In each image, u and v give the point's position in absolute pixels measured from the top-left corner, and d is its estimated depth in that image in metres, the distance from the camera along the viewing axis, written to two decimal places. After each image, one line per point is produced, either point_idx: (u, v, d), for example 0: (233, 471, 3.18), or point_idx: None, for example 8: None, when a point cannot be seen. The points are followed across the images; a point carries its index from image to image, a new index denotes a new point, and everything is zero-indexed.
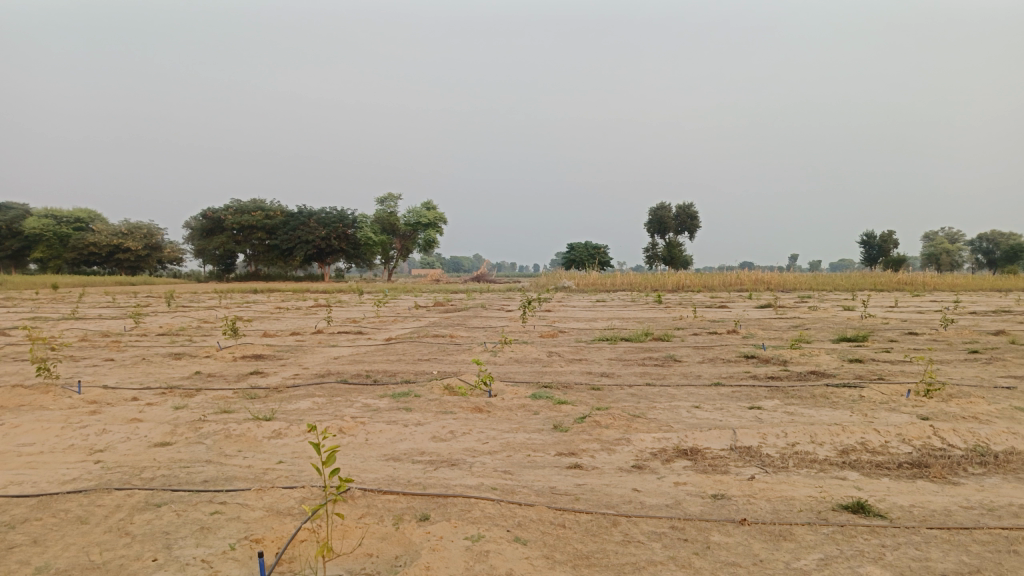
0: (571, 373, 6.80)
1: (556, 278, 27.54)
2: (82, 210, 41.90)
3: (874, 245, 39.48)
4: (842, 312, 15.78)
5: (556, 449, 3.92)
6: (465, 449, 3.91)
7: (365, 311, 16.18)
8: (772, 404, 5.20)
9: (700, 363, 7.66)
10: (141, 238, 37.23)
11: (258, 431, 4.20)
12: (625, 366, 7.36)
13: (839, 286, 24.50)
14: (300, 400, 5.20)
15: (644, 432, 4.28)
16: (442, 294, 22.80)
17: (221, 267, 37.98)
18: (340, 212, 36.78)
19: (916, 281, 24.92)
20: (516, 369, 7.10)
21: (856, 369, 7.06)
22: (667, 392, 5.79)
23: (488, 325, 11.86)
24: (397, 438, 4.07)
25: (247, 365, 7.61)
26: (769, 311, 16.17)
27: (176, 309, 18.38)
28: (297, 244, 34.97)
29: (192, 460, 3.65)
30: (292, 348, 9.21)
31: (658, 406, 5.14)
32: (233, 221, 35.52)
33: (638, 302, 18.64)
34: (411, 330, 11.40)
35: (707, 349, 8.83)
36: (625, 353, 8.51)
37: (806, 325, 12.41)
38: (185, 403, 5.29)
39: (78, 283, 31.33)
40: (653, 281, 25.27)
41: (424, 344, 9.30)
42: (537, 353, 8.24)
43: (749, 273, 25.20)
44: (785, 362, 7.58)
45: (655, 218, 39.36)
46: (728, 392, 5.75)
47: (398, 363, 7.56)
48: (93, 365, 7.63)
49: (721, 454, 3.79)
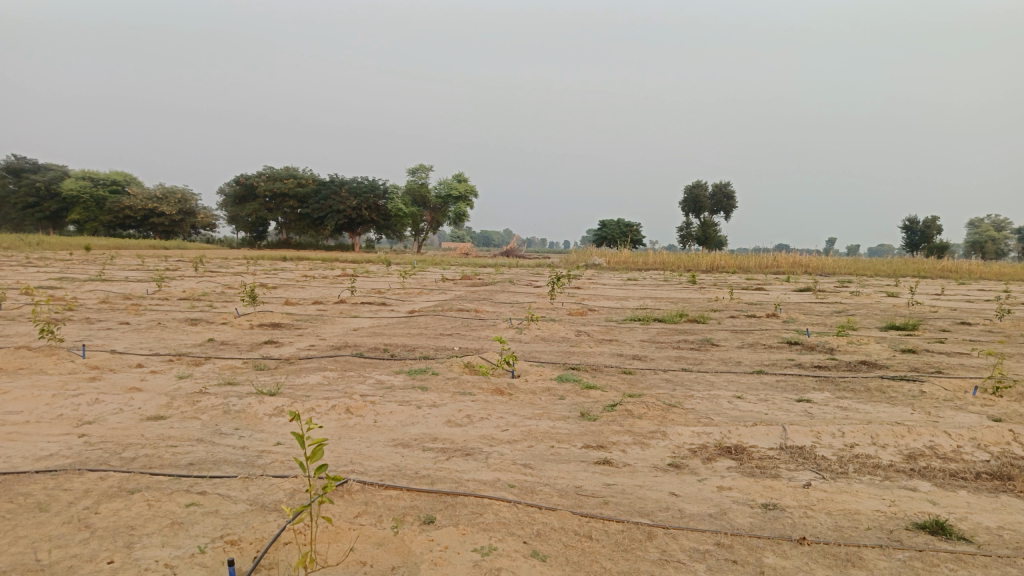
0: (601, 355, 6.39)
1: (587, 254, 27.03)
2: (119, 174, 42.31)
3: (917, 231, 38.22)
4: (886, 299, 15.08)
5: (582, 441, 3.52)
6: (482, 437, 3.53)
7: (391, 283, 15.86)
8: (822, 397, 4.74)
9: (739, 348, 7.17)
10: (176, 203, 37.43)
11: (258, 407, 3.86)
12: (659, 349, 6.91)
13: (880, 271, 23.65)
14: (310, 374, 4.86)
15: (682, 425, 3.85)
16: (470, 268, 22.49)
17: (253, 234, 38.06)
18: (372, 182, 36.57)
19: (962, 269, 23.93)
20: (542, 347, 6.71)
21: (911, 361, 6.53)
22: (705, 379, 5.35)
23: (515, 301, 11.46)
24: (408, 421, 3.70)
25: (264, 334, 7.31)
26: (807, 295, 15.54)
27: (204, 274, 18.29)
28: (328, 213, 34.89)
29: (182, 439, 3.33)
30: (312, 317, 8.90)
31: (696, 395, 4.71)
32: (266, 188, 35.49)
33: (670, 281, 18.09)
34: (436, 303, 11.06)
35: (746, 333, 8.34)
36: (658, 334, 8.06)
37: (850, 311, 11.80)
38: (190, 373, 4.99)
39: (112, 245, 31.60)
40: (686, 260, 24.65)
41: (447, 318, 8.94)
42: (565, 331, 7.83)
43: (785, 256, 24.45)
44: (831, 350, 7.07)
45: (690, 196, 38.48)
46: (771, 382, 5.29)
47: (419, 337, 7.20)
48: (106, 329, 7.41)
49: (770, 454, 3.36)
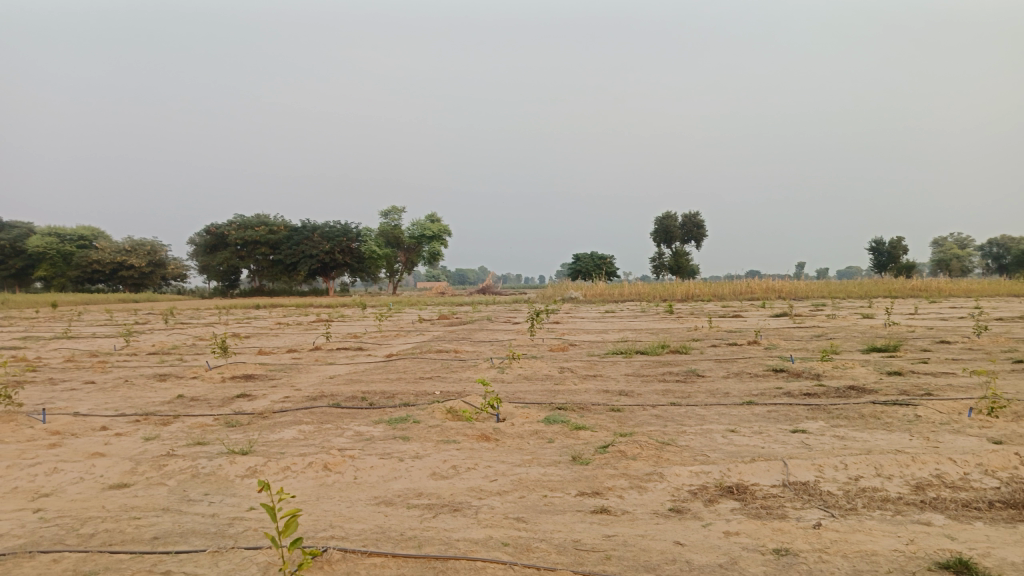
0: (586, 392, 6.22)
1: (563, 288, 27.00)
2: (86, 227, 41.67)
3: (884, 252, 38.86)
4: (863, 320, 15.15)
5: (577, 488, 3.33)
6: (471, 490, 3.33)
7: (367, 326, 15.59)
8: (817, 426, 4.61)
9: (726, 378, 7.05)
10: (145, 254, 36.83)
11: (230, 469, 3.63)
12: (645, 383, 6.76)
13: (853, 293, 23.88)
14: (285, 428, 4.63)
15: (678, 464, 3.69)
16: (446, 307, 22.29)
17: (225, 283, 37.52)
18: (344, 226, 36.38)
19: (931, 287, 24.26)
20: (526, 387, 6.52)
21: (899, 384, 6.45)
22: (695, 413, 5.20)
23: (494, 339, 11.28)
24: (391, 476, 3.49)
25: (236, 387, 7.04)
26: (785, 320, 15.55)
27: (174, 326, 17.87)
28: (301, 259, 34.55)
29: (147, 509, 3.09)
30: (287, 367, 8.64)
31: (689, 431, 4.55)
32: (236, 236, 35.13)
33: (648, 312, 18.05)
34: (413, 345, 10.84)
35: (730, 362, 8.24)
36: (642, 368, 7.93)
37: (830, 334, 11.78)
38: (157, 434, 4.72)
39: (79, 300, 30.92)
40: (662, 290, 24.68)
41: (426, 360, 8.72)
42: (548, 369, 7.66)
43: (759, 282, 24.60)
44: (818, 376, 6.99)
45: (661, 227, 38.81)
46: (763, 413, 5.15)
47: (398, 382, 6.98)
48: (70, 389, 7.09)
49: (773, 493, 3.21)
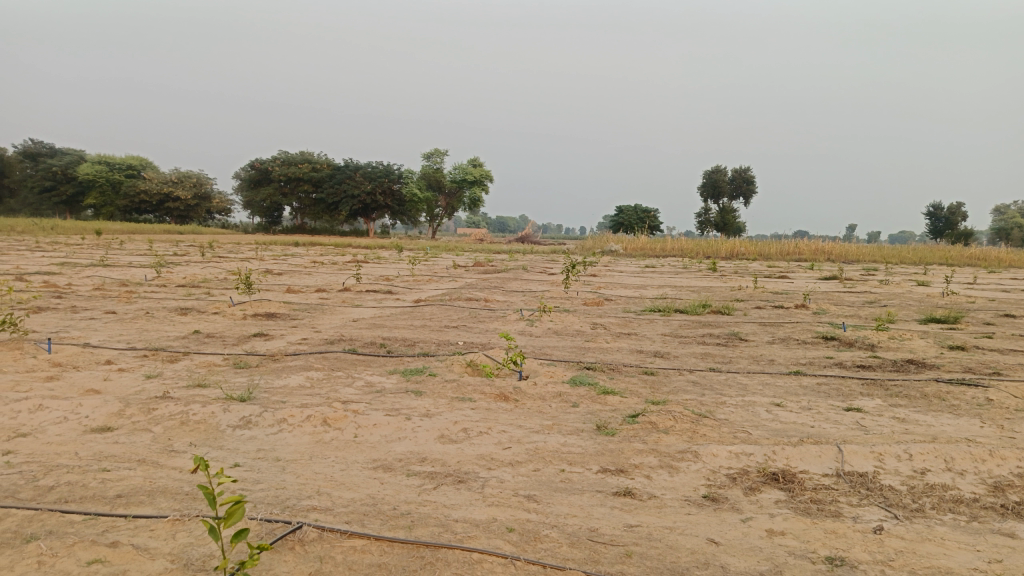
0: (619, 351, 5.81)
1: (604, 240, 26.36)
2: (135, 158, 42.05)
3: (941, 218, 37.12)
4: (918, 288, 14.35)
5: (598, 464, 2.95)
6: (479, 458, 2.97)
7: (401, 270, 15.31)
8: (874, 406, 4.14)
9: (771, 344, 6.56)
10: (191, 187, 37.09)
11: (221, 418, 3.33)
12: (682, 345, 6.32)
13: (906, 258, 22.79)
14: (291, 375, 4.32)
15: (716, 441, 3.28)
16: (484, 254, 21.95)
17: (267, 219, 37.68)
18: (386, 166, 36.00)
19: (990, 256, 23.02)
20: (555, 342, 6.14)
21: (963, 360, 5.89)
22: (737, 382, 4.75)
23: (527, 289, 10.89)
24: (394, 436, 3.15)
25: (255, 325, 6.79)
26: (834, 284, 14.83)
27: (212, 259, 17.87)
28: (342, 198, 34.42)
29: (120, 459, 2.80)
30: (311, 307, 8.38)
31: (729, 403, 4.12)
32: (280, 173, 35.07)
33: (690, 269, 17.44)
34: (444, 292, 10.51)
35: (775, 326, 7.72)
36: (681, 328, 7.46)
37: (882, 302, 11.10)
38: (159, 372, 4.46)
39: (126, 230, 31.31)
40: (705, 247, 23.92)
41: (454, 308, 8.38)
42: (580, 324, 7.25)
43: (808, 243, 23.68)
44: (872, 347, 6.45)
45: (708, 182, 37.57)
46: (811, 386, 4.69)
47: (421, 329, 6.65)
48: (89, 319, 6.90)
49: (825, 484, 2.79)
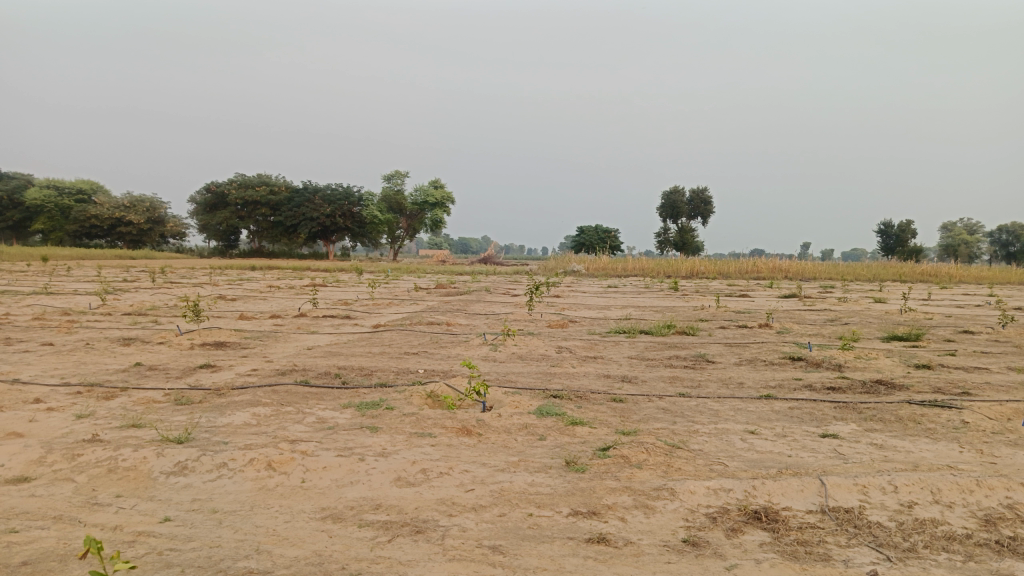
0: (585, 377, 5.62)
1: (566, 260, 26.32)
2: (85, 182, 40.92)
3: (892, 236, 38.01)
4: (876, 305, 14.51)
5: (568, 506, 2.73)
6: (439, 503, 2.73)
7: (360, 293, 14.97)
8: (850, 432, 4.00)
9: (739, 366, 6.43)
10: (144, 211, 36.16)
11: (154, 464, 3.02)
12: (650, 369, 6.15)
13: (862, 275, 23.17)
14: (237, 411, 4.01)
15: (693, 476, 3.08)
16: (446, 276, 21.68)
17: (223, 243, 36.89)
18: (346, 188, 35.61)
19: (942, 272, 23.53)
20: (519, 369, 5.92)
21: (930, 379, 5.83)
22: (708, 408, 4.59)
23: (490, 312, 10.66)
24: (345, 480, 2.89)
25: (203, 356, 6.43)
26: (794, 302, 14.93)
27: (163, 285, 17.30)
28: (301, 221, 33.89)
29: (33, 516, 2.49)
30: (265, 334, 8.03)
31: (702, 431, 3.94)
32: (237, 196, 34.41)
33: (652, 289, 17.42)
34: (404, 316, 10.24)
35: (742, 347, 7.63)
36: (647, 350, 7.31)
37: (843, 319, 11.14)
38: (91, 411, 4.12)
39: (75, 255, 30.31)
40: (666, 266, 24.01)
41: (414, 333, 8.11)
42: (544, 348, 7.05)
43: (766, 261, 23.95)
44: (840, 367, 6.37)
45: (667, 202, 37.93)
46: (784, 411, 4.54)
47: (380, 357, 6.37)
48: (23, 352, 6.47)
49: (810, 523, 2.61)
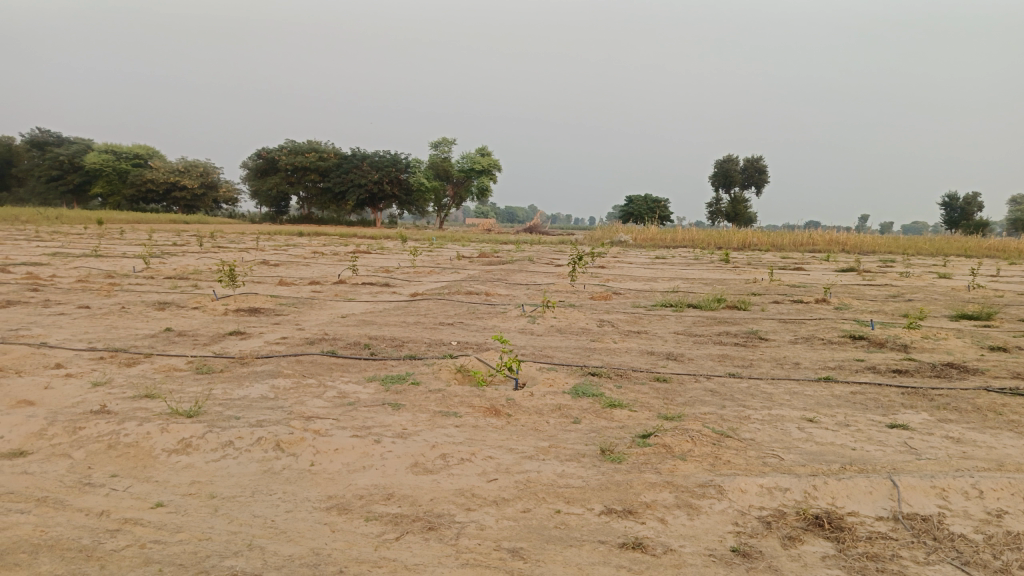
0: (627, 353, 5.28)
1: (613, 230, 25.76)
2: (141, 147, 41.69)
3: (956, 208, 36.28)
4: (940, 281, 13.74)
5: (602, 503, 2.43)
6: (457, 494, 2.45)
7: (402, 261, 14.75)
8: (922, 423, 3.59)
9: (794, 345, 6.00)
10: (198, 176, 36.67)
11: (157, 440, 2.82)
12: (697, 345, 5.78)
13: (923, 249, 22.10)
14: (256, 383, 3.80)
15: (745, 471, 2.74)
16: (491, 245, 21.41)
17: (274, 209, 37.24)
18: (394, 155, 35.48)
19: (1010, 247, 22.27)
20: (557, 343, 5.61)
21: (1008, 364, 5.33)
22: (761, 391, 4.22)
23: (532, 283, 10.34)
24: (358, 465, 2.63)
25: (235, 322, 6.28)
26: (851, 276, 14.23)
27: (211, 250, 17.41)
28: (349, 188, 33.93)
29: (16, 498, 2.30)
30: (300, 301, 7.87)
31: (754, 418, 3.58)
32: (286, 162, 34.62)
33: (702, 260, 16.84)
34: (444, 285, 10.00)
35: (797, 324, 7.17)
36: (695, 325, 6.92)
37: (906, 296, 10.50)
38: (108, 379, 3.96)
39: (132, 219, 30.93)
40: (716, 237, 23.28)
41: (452, 303, 7.86)
42: (585, 321, 6.72)
43: (821, 233, 23.03)
44: (905, 348, 5.89)
45: (719, 171, 36.84)
46: (845, 396, 4.13)
47: (413, 327, 6.13)
48: (58, 314, 6.41)
49: (880, 534, 2.26)
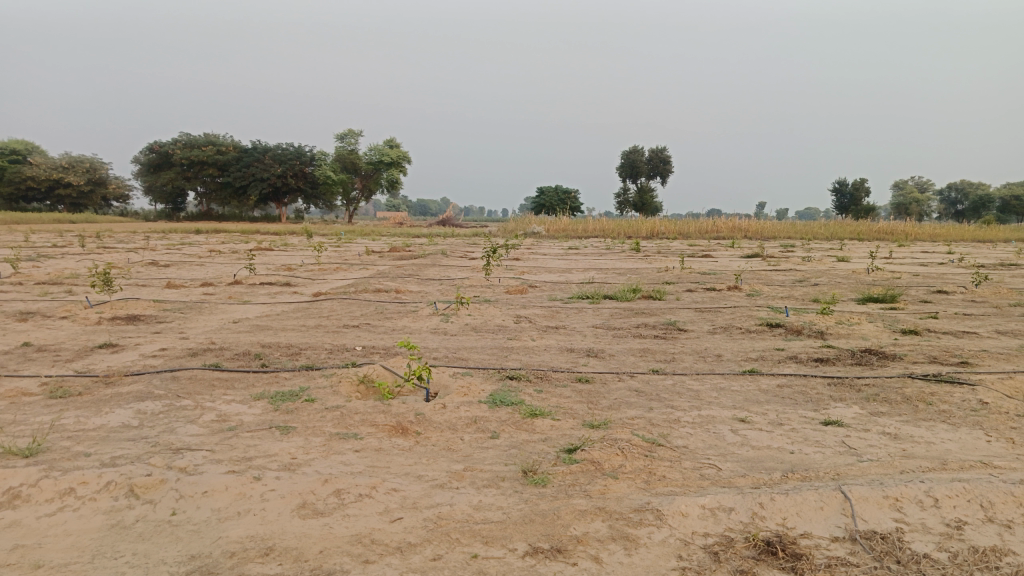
0: (545, 352, 4.95)
1: (525, 221, 25.58)
2: (18, 141, 38.52)
3: (846, 194, 38.05)
4: (841, 265, 14.13)
5: (526, 541, 2.06)
6: (353, 543, 2.03)
7: (306, 258, 14.02)
8: (855, 418, 3.42)
9: (714, 335, 5.83)
10: (84, 172, 34.20)
11: None
12: (618, 340, 5.52)
13: (820, 234, 22.91)
14: (120, 408, 3.24)
15: (683, 488, 2.44)
16: (401, 238, 20.74)
17: (170, 206, 35.20)
18: (298, 147, 34.11)
19: (898, 230, 23.38)
20: (470, 342, 5.23)
21: (923, 348, 5.31)
22: (688, 388, 3.97)
23: (444, 278, 9.90)
24: (233, 512, 2.18)
25: (108, 333, 5.58)
26: (759, 262, 14.45)
27: (95, 250, 16.07)
28: (251, 182, 32.40)
29: None
30: (188, 306, 7.17)
31: (685, 420, 3.31)
32: (182, 155, 32.73)
33: (614, 250, 16.78)
34: (351, 282, 9.44)
35: (714, 313, 7.05)
36: (614, 318, 6.68)
37: (813, 280, 10.65)
38: None
39: (9, 219, 28.48)
40: (626, 227, 23.43)
41: (358, 302, 7.35)
42: (501, 318, 6.37)
43: (725, 220, 23.52)
44: (823, 334, 5.83)
45: (626, 161, 37.28)
46: (774, 390, 3.94)
47: (313, 331, 5.61)
48: None
49: (839, 559, 1.99)
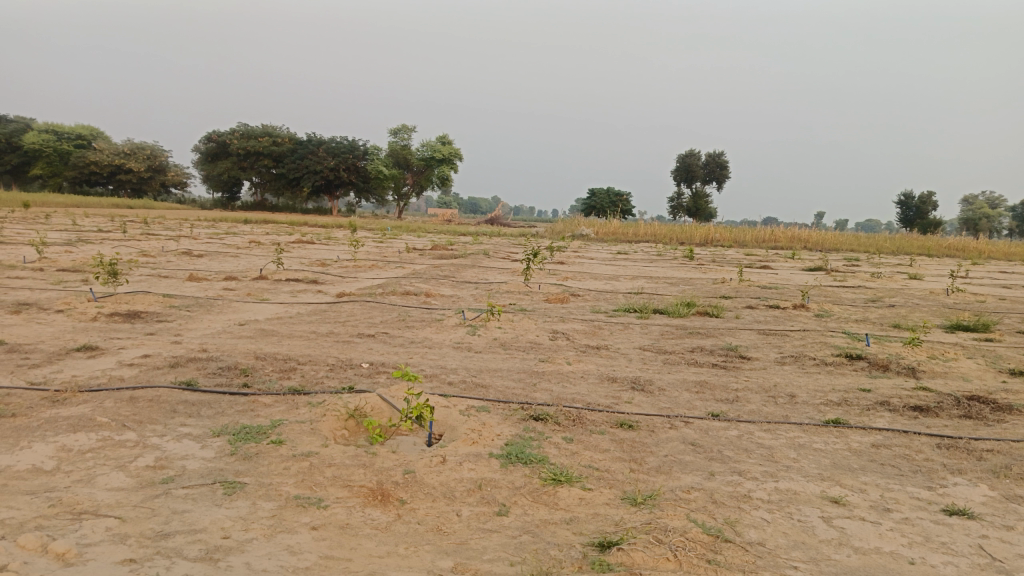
0: (582, 381, 4.17)
1: (576, 224, 24.70)
2: (84, 128, 39.28)
3: (912, 207, 36.10)
4: (914, 283, 12.95)
5: None
6: None
7: (344, 253, 13.45)
8: (988, 504, 2.57)
9: (783, 367, 4.97)
10: (144, 159, 34.55)
11: None
12: (669, 368, 4.71)
13: (886, 248, 21.51)
14: (42, 444, 2.59)
15: None
16: (447, 237, 20.06)
17: (225, 195, 35.38)
18: (351, 141, 33.86)
19: (970, 246, 21.79)
20: (495, 363, 4.49)
21: None
22: (758, 444, 3.15)
23: (480, 281, 9.18)
24: None
25: (96, 332, 5.00)
26: (824, 277, 13.39)
27: (137, 237, 15.80)
28: (304, 175, 32.26)
29: None
30: (201, 302, 6.58)
31: (759, 497, 2.51)
32: (238, 146, 32.80)
33: (668, 258, 15.80)
34: (383, 283, 8.81)
35: (782, 337, 6.16)
36: (665, 339, 5.84)
37: (887, 301, 9.58)
38: None
39: (70, 204, 28.80)
40: (679, 233, 22.41)
41: (382, 307, 6.66)
42: (536, 333, 5.62)
43: (784, 230, 22.28)
44: (915, 372, 4.91)
45: (681, 165, 36.08)
46: (869, 453, 3.10)
47: (320, 341, 4.93)
48: None
49: None
